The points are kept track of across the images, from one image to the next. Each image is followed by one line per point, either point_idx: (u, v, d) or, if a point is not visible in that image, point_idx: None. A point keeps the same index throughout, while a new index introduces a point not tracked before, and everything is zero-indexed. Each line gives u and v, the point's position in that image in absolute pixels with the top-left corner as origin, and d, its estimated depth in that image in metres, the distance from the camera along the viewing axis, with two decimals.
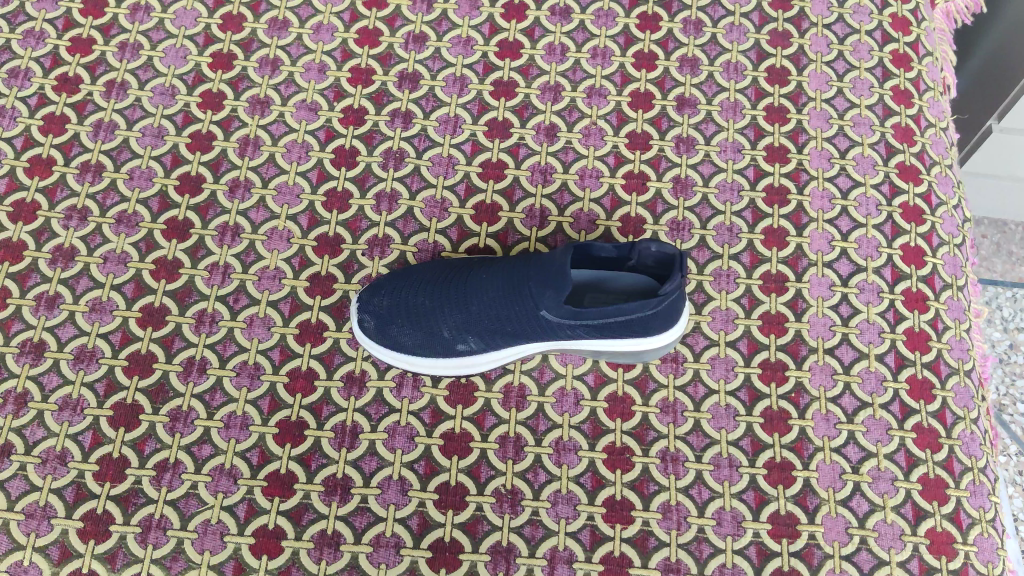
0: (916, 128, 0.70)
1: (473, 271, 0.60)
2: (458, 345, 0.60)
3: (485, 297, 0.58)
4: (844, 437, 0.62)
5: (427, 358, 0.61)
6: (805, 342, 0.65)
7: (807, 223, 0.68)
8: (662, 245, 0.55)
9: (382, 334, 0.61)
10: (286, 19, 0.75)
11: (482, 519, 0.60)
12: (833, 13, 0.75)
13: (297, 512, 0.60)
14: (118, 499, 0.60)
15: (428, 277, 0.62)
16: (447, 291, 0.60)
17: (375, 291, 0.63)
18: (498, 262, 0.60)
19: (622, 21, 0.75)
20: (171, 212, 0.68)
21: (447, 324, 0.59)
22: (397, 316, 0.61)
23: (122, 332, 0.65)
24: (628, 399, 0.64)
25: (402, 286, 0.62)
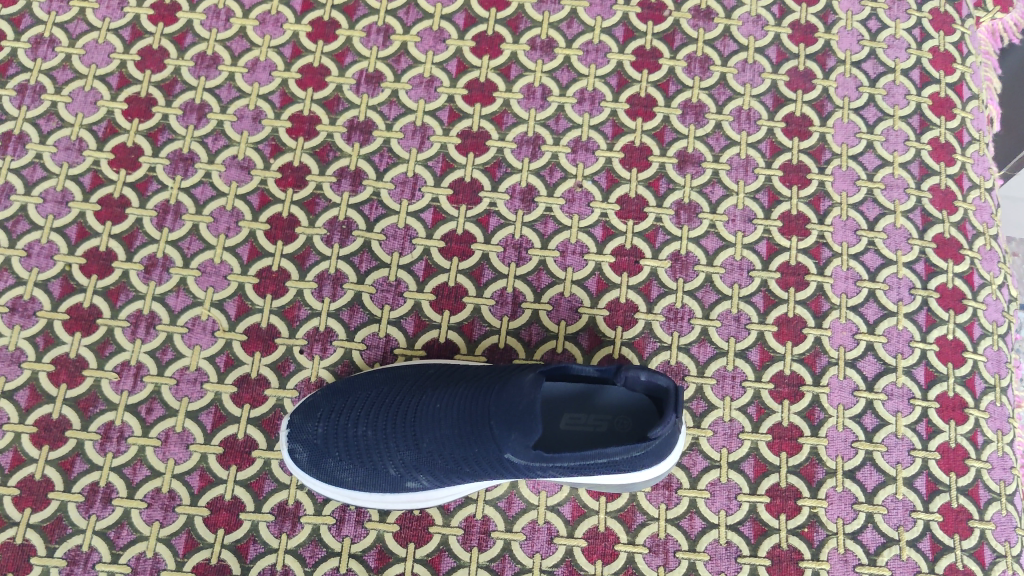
0: (957, 143, 0.65)
1: (426, 390, 0.53)
2: (408, 482, 0.53)
3: (437, 435, 0.51)
4: (861, 458, 0.59)
5: (372, 495, 0.54)
6: (825, 352, 0.61)
7: (829, 208, 0.64)
8: (653, 375, 0.50)
9: (317, 469, 0.54)
10: (227, 7, 0.67)
11: (446, 553, 0.56)
12: (866, 7, 0.68)
13: (243, 544, 0.55)
14: (41, 528, 0.55)
15: (371, 395, 0.54)
16: (393, 422, 0.52)
17: (308, 410, 0.55)
18: (456, 385, 0.53)
19: (622, 10, 0.67)
20: (105, 189, 0.62)
21: (395, 456, 0.52)
22: (334, 444, 0.54)
23: (47, 335, 0.59)
24: (610, 536, 0.56)
25: (340, 405, 0.55)
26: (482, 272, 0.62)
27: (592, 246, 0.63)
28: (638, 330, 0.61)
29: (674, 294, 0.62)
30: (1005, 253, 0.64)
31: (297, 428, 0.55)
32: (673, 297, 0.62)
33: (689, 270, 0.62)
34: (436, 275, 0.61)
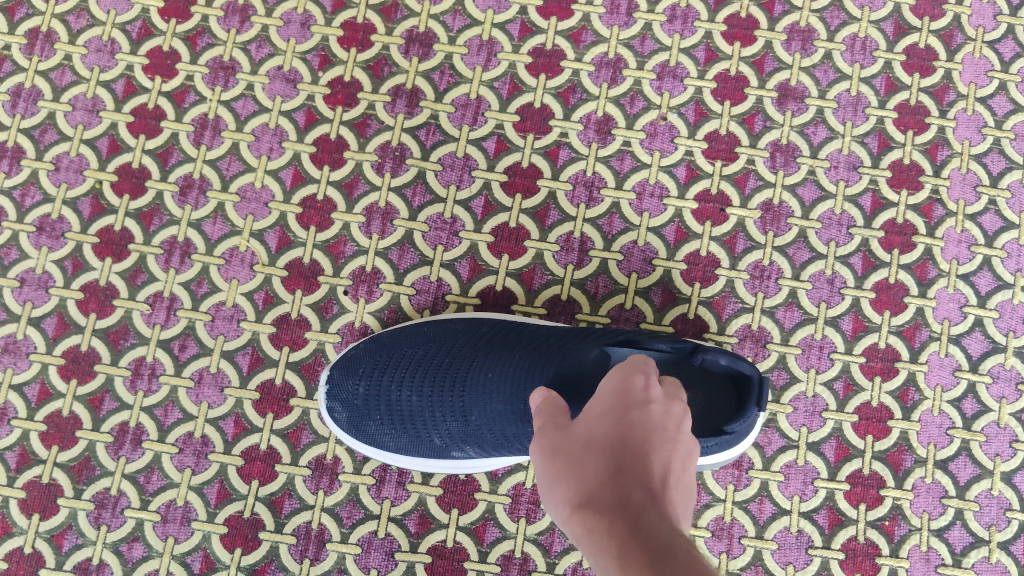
0: None
1: (477, 355, 0.48)
2: (454, 451, 0.49)
3: (487, 408, 0.46)
4: (956, 447, 0.53)
5: (416, 460, 0.50)
6: (926, 325, 0.54)
7: (947, 158, 0.56)
8: (734, 362, 0.44)
9: (357, 430, 0.50)
10: None
11: (492, 522, 0.52)
12: None
13: (278, 499, 0.52)
14: (69, 467, 0.52)
15: (417, 354, 0.50)
16: (440, 388, 0.47)
17: (348, 364, 0.51)
18: (509, 351, 0.47)
19: None
20: (139, 98, 0.57)
21: (440, 426, 0.48)
22: (376, 406, 0.49)
23: (75, 259, 0.55)
24: None
25: (384, 362, 0.50)
26: (547, 213, 0.55)
27: (673, 188, 0.56)
28: (718, 287, 0.55)
29: (762, 249, 0.55)
30: None
31: (335, 384, 0.50)
32: (760, 253, 0.55)
33: (781, 223, 0.55)
34: (496, 214, 0.55)
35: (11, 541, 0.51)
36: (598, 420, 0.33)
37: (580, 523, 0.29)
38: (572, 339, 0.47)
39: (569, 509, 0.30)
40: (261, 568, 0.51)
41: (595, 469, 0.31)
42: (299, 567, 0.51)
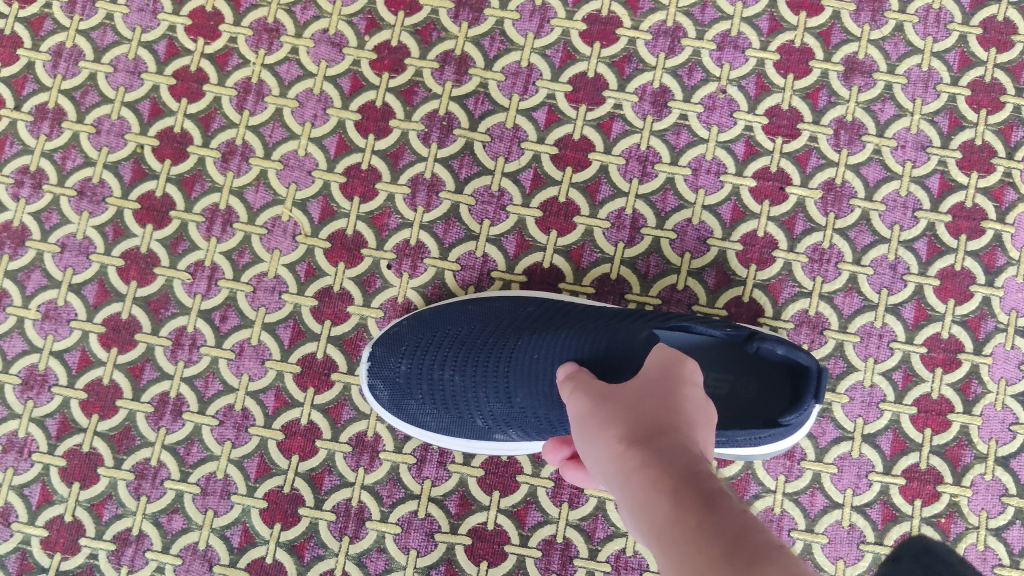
0: None
1: (521, 334, 0.46)
2: (497, 434, 0.47)
3: (531, 391, 0.44)
4: (1018, 443, 0.51)
5: (458, 440, 0.49)
6: (992, 316, 0.52)
7: (1021, 140, 0.53)
8: (791, 351, 0.42)
9: (398, 408, 0.49)
10: None
11: (534, 506, 0.51)
12: None
13: (318, 475, 0.51)
14: (109, 436, 0.52)
15: (461, 332, 0.48)
16: (484, 368, 0.46)
17: (391, 341, 0.50)
18: (555, 329, 0.45)
19: None
20: (181, 60, 0.55)
21: (481, 408, 0.46)
22: (418, 385, 0.48)
23: (116, 225, 0.54)
24: None
25: (428, 340, 0.49)
26: (599, 188, 0.54)
27: (730, 165, 0.53)
28: (775, 270, 0.52)
29: (822, 232, 0.53)
30: None
31: (378, 361, 0.50)
32: (820, 236, 0.53)
33: (843, 204, 0.53)
34: (545, 188, 0.54)
35: (52, 509, 0.51)
36: (649, 380, 0.34)
37: (627, 459, 0.29)
38: (620, 319, 0.45)
39: (616, 449, 0.30)
40: (300, 545, 0.51)
41: (648, 417, 0.31)
42: (338, 546, 0.51)
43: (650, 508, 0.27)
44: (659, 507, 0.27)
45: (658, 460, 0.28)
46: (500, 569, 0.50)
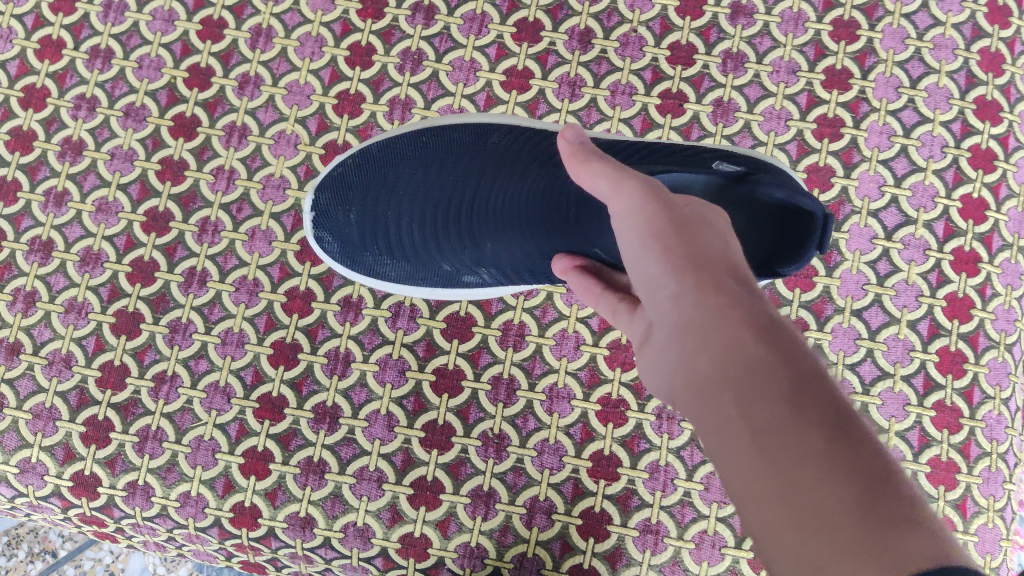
0: (1014, 7, 0.67)
1: (473, 185, 0.60)
2: (464, 276, 0.61)
3: (498, 238, 0.58)
4: (870, 299, 0.64)
5: (425, 287, 0.63)
6: (849, 202, 0.65)
7: (875, 64, 0.67)
8: (793, 196, 0.48)
9: (351, 258, 0.62)
10: None
11: (485, 350, 0.64)
12: None
13: (314, 328, 0.64)
14: (148, 300, 0.65)
15: (414, 175, 0.62)
16: (450, 216, 0.60)
17: (335, 194, 0.63)
18: (517, 167, 0.58)
19: None
20: (206, 11, 0.69)
21: (447, 256, 0.61)
22: (371, 239, 0.62)
23: (155, 138, 0.68)
24: (631, 348, 0.63)
25: (378, 185, 0.62)
26: (537, 106, 0.67)
27: (640, 87, 0.67)
28: None
29: (712, 137, 0.66)
30: None
31: (324, 213, 0.62)
32: (710, 140, 0.66)
33: (730, 116, 0.66)
34: (496, 107, 0.67)
35: (104, 356, 0.64)
36: (715, 238, 0.40)
37: (729, 325, 0.36)
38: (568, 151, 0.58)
39: (706, 304, 0.37)
40: (299, 382, 0.63)
41: (733, 287, 0.38)
42: (329, 382, 0.63)
43: (760, 398, 0.34)
44: (771, 405, 0.34)
45: (770, 355, 0.35)
46: (458, 399, 0.63)
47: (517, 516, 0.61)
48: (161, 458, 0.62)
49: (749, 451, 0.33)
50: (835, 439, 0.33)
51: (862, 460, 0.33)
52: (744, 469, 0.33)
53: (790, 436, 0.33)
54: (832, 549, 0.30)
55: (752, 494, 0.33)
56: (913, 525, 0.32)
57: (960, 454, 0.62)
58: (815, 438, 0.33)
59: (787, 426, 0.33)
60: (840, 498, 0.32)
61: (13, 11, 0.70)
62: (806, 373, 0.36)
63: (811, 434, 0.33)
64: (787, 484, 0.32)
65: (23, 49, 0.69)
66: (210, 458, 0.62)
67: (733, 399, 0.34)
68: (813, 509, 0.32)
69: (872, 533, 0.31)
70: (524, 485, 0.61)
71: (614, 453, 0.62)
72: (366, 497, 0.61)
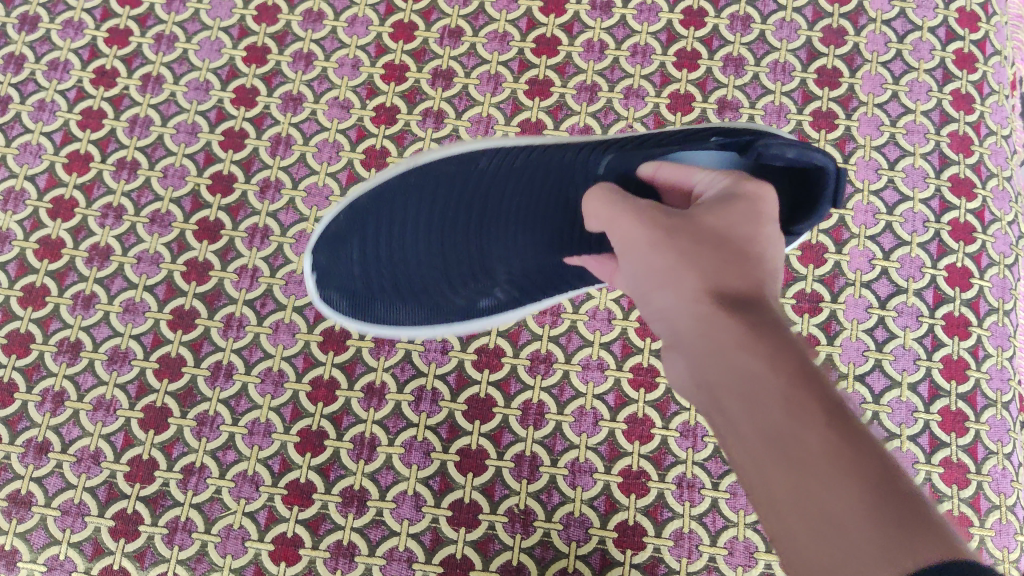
0: (976, 94, 0.73)
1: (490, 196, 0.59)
2: (482, 302, 0.63)
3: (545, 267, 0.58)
4: (871, 364, 0.68)
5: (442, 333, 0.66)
6: (842, 274, 0.69)
7: (853, 149, 0.72)
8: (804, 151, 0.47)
9: (363, 303, 0.65)
10: (320, 10, 0.76)
11: (507, 429, 0.66)
12: (894, 8, 0.75)
13: (338, 415, 0.66)
14: (176, 394, 0.67)
15: (407, 210, 0.62)
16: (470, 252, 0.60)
17: (343, 290, 0.65)
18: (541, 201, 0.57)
19: (666, 17, 0.76)
20: (228, 123, 0.73)
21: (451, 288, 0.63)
22: (381, 278, 0.64)
23: (180, 242, 0.70)
24: (647, 421, 0.66)
25: (364, 224, 0.63)
26: None
27: None
28: None
29: None
30: (1018, 193, 0.72)
31: (328, 272, 0.65)
32: None
33: None
34: None
35: (133, 450, 0.66)
36: (709, 223, 0.41)
37: (717, 336, 0.34)
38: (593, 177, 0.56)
39: (697, 316, 0.36)
40: (326, 468, 0.65)
41: (724, 287, 0.37)
42: (355, 467, 0.65)
43: (758, 408, 0.31)
44: (767, 413, 0.31)
45: (761, 362, 0.32)
46: (482, 477, 0.65)
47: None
48: (190, 548, 0.64)
49: (760, 470, 0.30)
50: (837, 440, 0.29)
51: (871, 458, 0.29)
52: (764, 493, 0.30)
53: (792, 445, 0.30)
54: (850, 558, 0.27)
55: (769, 510, 0.30)
56: (928, 523, 0.28)
57: (970, 507, 0.65)
58: (814, 440, 0.29)
59: (787, 437, 0.30)
60: (846, 497, 0.28)
61: (42, 129, 0.73)
62: (804, 369, 0.32)
63: (811, 440, 0.29)
64: (797, 501, 0.29)
65: (51, 163, 0.72)
66: (240, 546, 0.64)
67: (738, 414, 0.32)
68: (821, 514, 0.28)
69: (881, 534, 0.27)
70: (553, 558, 0.63)
71: (638, 523, 0.64)
72: None
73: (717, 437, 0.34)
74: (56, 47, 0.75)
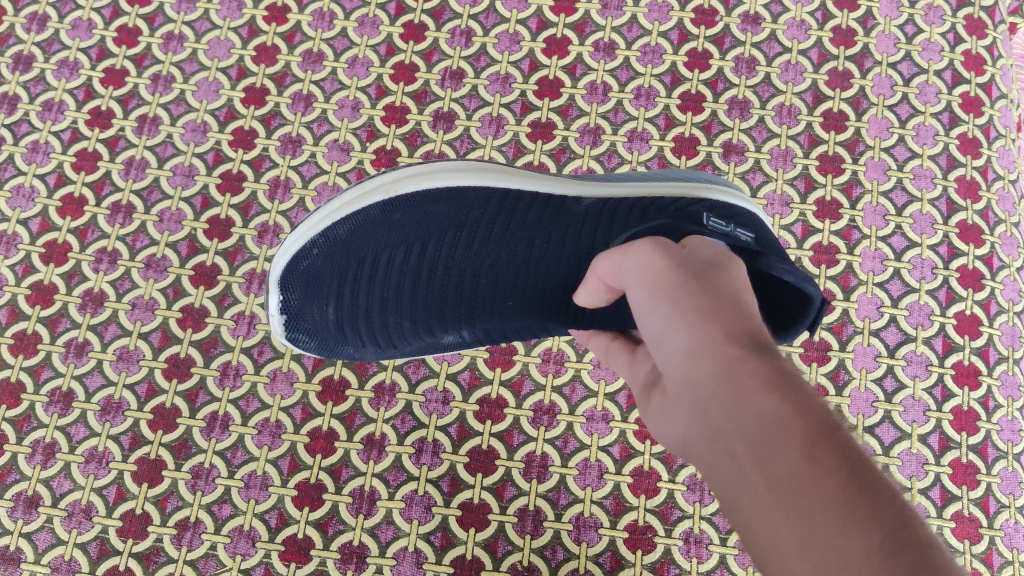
0: (987, 57, 0.75)
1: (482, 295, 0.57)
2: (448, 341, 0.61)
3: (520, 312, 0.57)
4: (886, 320, 0.69)
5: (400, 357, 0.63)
6: (857, 229, 0.70)
7: (867, 108, 0.73)
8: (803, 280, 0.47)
9: (332, 337, 0.60)
10: (331, 11, 0.75)
11: (526, 377, 0.67)
12: (903, 13, 0.75)
13: (360, 363, 0.68)
14: (199, 345, 0.68)
15: (391, 260, 0.57)
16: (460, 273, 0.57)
17: (308, 287, 0.58)
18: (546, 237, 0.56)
19: (677, 15, 0.75)
20: (249, 80, 0.73)
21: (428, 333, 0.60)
22: (351, 328, 0.60)
23: (203, 197, 0.71)
24: None
25: (354, 273, 0.57)
26: (562, 153, 0.72)
27: (655, 133, 0.72)
28: None
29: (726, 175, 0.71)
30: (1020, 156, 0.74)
31: (299, 312, 0.59)
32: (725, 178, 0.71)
33: (740, 156, 0.72)
34: (524, 155, 0.72)
35: (156, 399, 0.67)
36: (721, 289, 0.41)
37: (739, 381, 0.35)
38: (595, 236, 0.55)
39: (715, 362, 0.37)
40: (348, 417, 0.67)
41: (741, 340, 0.38)
42: (376, 414, 0.67)
43: (775, 451, 0.33)
44: (785, 455, 0.32)
45: (784, 408, 0.34)
46: (501, 425, 0.67)
47: (566, 533, 0.65)
48: (213, 494, 0.65)
49: (770, 507, 0.32)
50: (854, 485, 0.31)
51: (888, 504, 0.31)
52: (768, 530, 0.32)
53: (807, 487, 0.31)
54: None
55: (779, 552, 0.31)
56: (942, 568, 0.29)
57: (978, 455, 0.66)
58: (831, 486, 0.31)
59: (803, 480, 0.31)
60: (864, 545, 0.29)
61: (65, 85, 0.73)
62: (820, 417, 0.34)
63: (827, 484, 0.31)
64: (806, 537, 0.30)
65: (74, 120, 0.72)
66: (263, 492, 0.66)
67: (749, 454, 0.33)
68: (836, 559, 0.29)
69: None
70: (569, 502, 0.66)
71: (653, 468, 0.66)
72: (417, 521, 0.65)
73: (714, 478, 0.35)
74: (77, 5, 0.75)
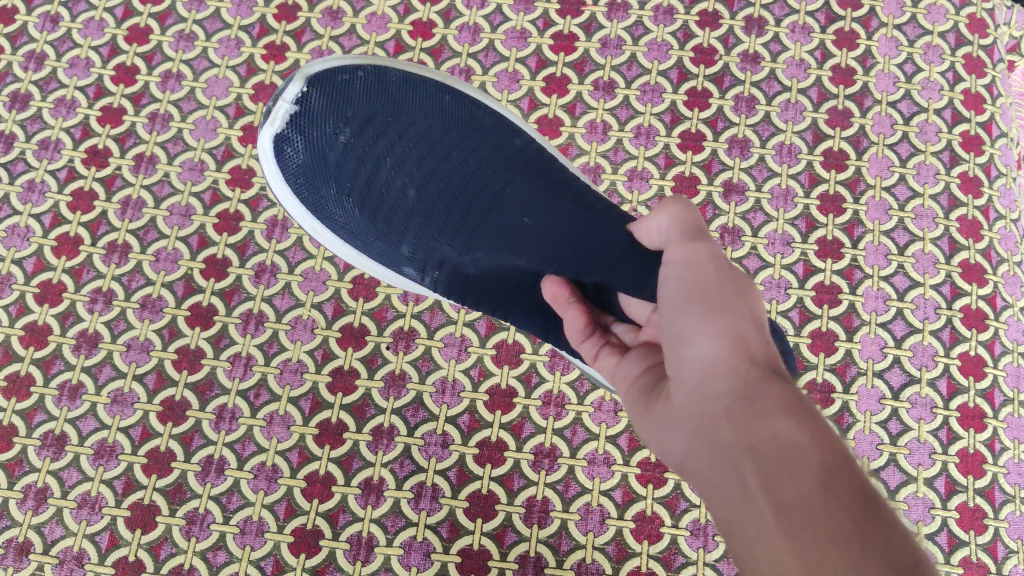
0: (987, 96, 0.74)
1: (481, 204, 0.60)
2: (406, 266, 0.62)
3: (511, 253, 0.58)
4: (890, 361, 0.68)
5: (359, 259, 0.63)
6: (860, 268, 0.70)
7: (867, 146, 0.73)
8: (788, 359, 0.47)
9: (308, 182, 0.58)
10: (330, 50, 0.75)
11: (527, 421, 0.66)
12: (902, 52, 0.75)
13: (358, 407, 0.67)
14: (195, 387, 0.67)
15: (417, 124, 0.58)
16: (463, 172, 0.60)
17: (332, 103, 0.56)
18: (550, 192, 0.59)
19: (676, 54, 0.75)
20: (247, 118, 0.73)
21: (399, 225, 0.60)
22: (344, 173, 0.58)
23: (199, 237, 0.70)
24: None
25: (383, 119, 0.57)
26: None
27: (655, 172, 0.72)
28: None
29: (726, 215, 0.71)
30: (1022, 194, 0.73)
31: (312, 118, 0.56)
32: (726, 218, 0.71)
33: (740, 195, 0.71)
34: None
35: (151, 442, 0.66)
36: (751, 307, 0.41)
37: (759, 399, 0.36)
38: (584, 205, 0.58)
39: (737, 376, 0.37)
40: (346, 461, 0.66)
41: (764, 363, 0.38)
42: (374, 458, 0.66)
43: (789, 476, 0.33)
44: (799, 484, 0.33)
45: (802, 436, 0.34)
46: (501, 468, 0.66)
47: None
48: (208, 540, 0.64)
49: (776, 530, 0.32)
50: (868, 525, 0.31)
51: (899, 548, 0.31)
52: (768, 552, 0.32)
53: (818, 514, 0.32)
54: None
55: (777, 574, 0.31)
56: None
57: (985, 498, 0.66)
58: (845, 520, 0.31)
59: (817, 510, 0.32)
60: None
61: (62, 124, 0.73)
62: (838, 453, 0.34)
63: (841, 517, 0.31)
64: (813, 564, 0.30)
65: (70, 159, 0.72)
66: (259, 538, 0.64)
67: (759, 474, 0.34)
68: None
69: None
70: (570, 548, 0.65)
71: (656, 512, 0.65)
72: (416, 568, 0.64)
73: (716, 494, 0.35)
74: (75, 44, 0.75)
